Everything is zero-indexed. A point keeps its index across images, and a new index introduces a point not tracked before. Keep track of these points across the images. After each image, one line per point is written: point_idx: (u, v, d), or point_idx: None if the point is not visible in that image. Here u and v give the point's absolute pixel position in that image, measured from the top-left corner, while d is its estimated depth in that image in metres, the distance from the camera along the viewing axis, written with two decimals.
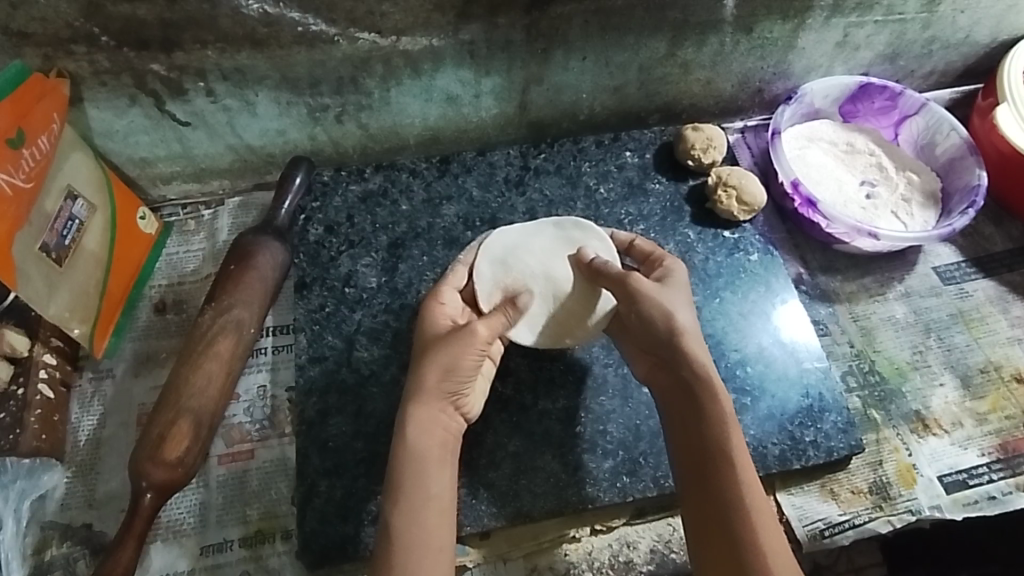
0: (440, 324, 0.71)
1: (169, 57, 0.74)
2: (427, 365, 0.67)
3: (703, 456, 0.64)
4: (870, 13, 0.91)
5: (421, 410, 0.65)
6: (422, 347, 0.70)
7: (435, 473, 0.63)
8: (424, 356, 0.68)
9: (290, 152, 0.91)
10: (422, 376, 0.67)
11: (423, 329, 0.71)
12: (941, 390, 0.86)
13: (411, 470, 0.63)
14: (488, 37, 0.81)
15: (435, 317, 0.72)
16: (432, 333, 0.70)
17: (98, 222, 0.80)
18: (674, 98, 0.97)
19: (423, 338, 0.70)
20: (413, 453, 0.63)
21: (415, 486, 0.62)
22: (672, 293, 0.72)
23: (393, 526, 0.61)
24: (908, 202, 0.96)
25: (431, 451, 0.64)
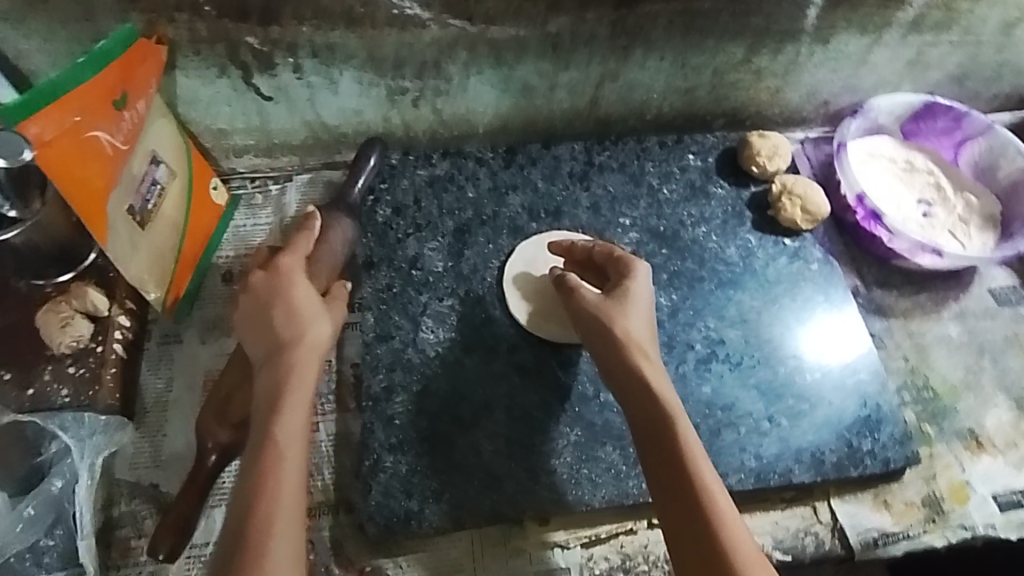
0: (306, 287, 0.69)
1: (265, 30, 0.75)
2: (299, 327, 0.66)
3: (665, 464, 0.63)
4: (946, 32, 0.92)
5: (292, 368, 0.64)
6: (282, 309, 0.67)
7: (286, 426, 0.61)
8: (290, 321, 0.66)
9: (363, 133, 0.92)
10: (290, 339, 0.65)
11: (276, 289, 0.68)
12: (995, 410, 0.87)
13: (285, 424, 0.61)
14: (574, 30, 0.82)
15: (297, 279, 0.69)
16: (289, 298, 0.67)
17: (175, 188, 0.82)
18: (741, 105, 0.98)
19: (281, 299, 0.67)
20: (284, 406, 0.62)
21: (283, 443, 0.60)
22: (634, 313, 0.72)
23: (263, 481, 0.58)
24: (966, 223, 0.97)
25: (299, 406, 0.62)
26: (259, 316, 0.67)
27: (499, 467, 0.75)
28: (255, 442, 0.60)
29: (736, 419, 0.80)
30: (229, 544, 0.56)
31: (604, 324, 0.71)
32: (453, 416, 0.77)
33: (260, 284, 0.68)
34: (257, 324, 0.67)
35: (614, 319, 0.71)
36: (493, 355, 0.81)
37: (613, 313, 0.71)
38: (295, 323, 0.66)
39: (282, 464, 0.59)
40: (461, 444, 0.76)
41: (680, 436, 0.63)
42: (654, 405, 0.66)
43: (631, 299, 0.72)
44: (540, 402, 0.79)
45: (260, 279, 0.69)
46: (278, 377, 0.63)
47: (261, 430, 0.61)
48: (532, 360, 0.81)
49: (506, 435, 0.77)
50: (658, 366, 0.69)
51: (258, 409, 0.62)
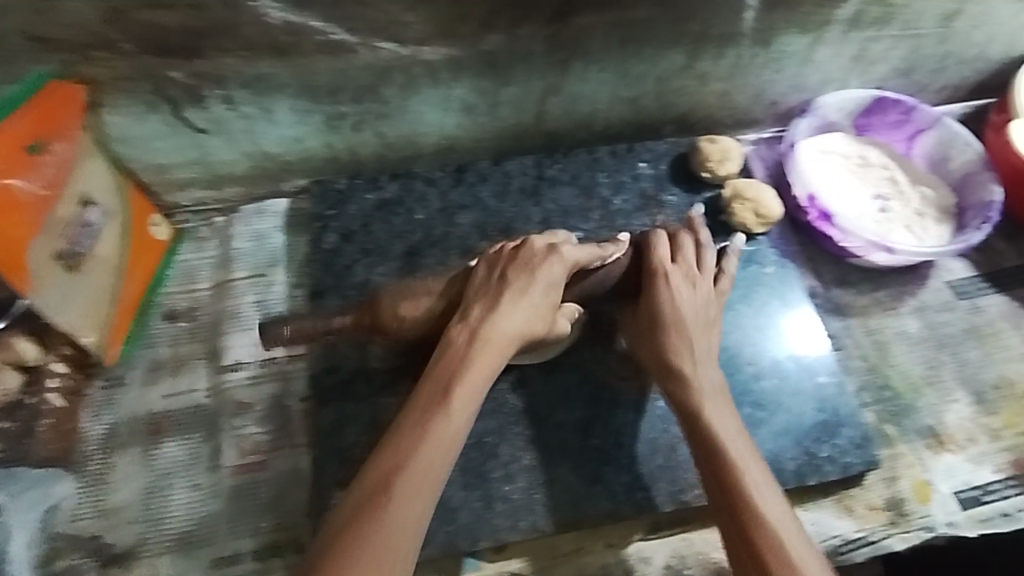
0: (549, 274, 0.73)
1: (190, 63, 0.74)
2: (533, 316, 0.72)
3: (717, 477, 0.67)
4: (887, 27, 0.91)
5: (497, 346, 0.70)
6: (519, 288, 0.72)
7: (457, 399, 0.67)
8: (527, 300, 0.72)
9: (306, 160, 0.91)
10: (518, 318, 0.71)
11: (542, 268, 0.74)
12: (955, 406, 0.86)
13: (456, 398, 0.67)
14: (509, 47, 0.80)
15: (567, 268, 0.75)
16: (544, 279, 0.73)
17: (111, 230, 0.82)
18: (690, 109, 0.97)
19: (524, 276, 0.73)
20: (464, 379, 0.68)
21: (454, 414, 0.66)
22: (699, 322, 0.76)
23: (415, 448, 0.64)
24: (922, 216, 0.97)
25: (473, 384, 0.68)
26: (495, 287, 0.73)
27: (452, 496, 0.74)
28: (425, 408, 0.66)
29: None
30: (366, 499, 0.61)
31: (659, 335, 0.75)
32: None
33: (532, 256, 0.74)
34: (489, 293, 0.73)
35: (666, 333, 0.75)
36: None
37: (669, 324, 0.75)
38: (530, 312, 0.72)
39: (443, 432, 0.65)
40: None
41: (732, 453, 0.68)
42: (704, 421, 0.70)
43: (690, 310, 0.76)
44: (494, 427, 0.78)
45: (538, 250, 0.75)
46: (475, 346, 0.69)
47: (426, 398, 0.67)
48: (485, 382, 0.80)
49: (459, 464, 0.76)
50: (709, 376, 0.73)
51: (441, 370, 0.68)
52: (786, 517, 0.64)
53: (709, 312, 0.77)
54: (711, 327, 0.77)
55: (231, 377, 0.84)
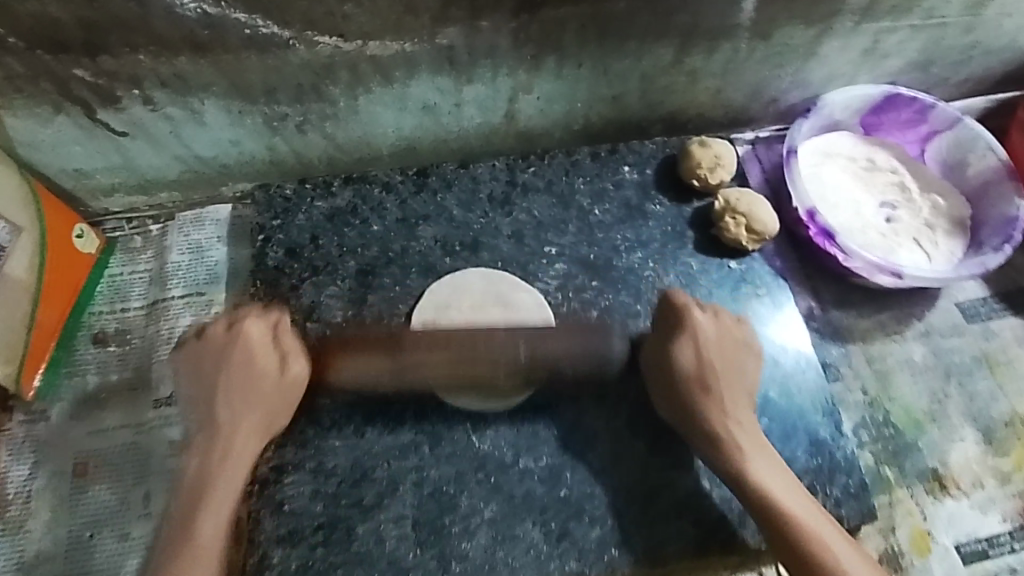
0: (259, 349, 0.68)
1: (94, 61, 0.63)
2: (263, 405, 0.67)
3: (783, 539, 0.62)
4: (906, 17, 0.80)
5: (231, 449, 0.65)
6: (225, 377, 0.66)
7: (209, 509, 0.63)
8: (257, 386, 0.67)
9: (247, 164, 0.80)
10: (246, 413, 0.66)
11: (260, 351, 0.67)
12: (961, 445, 0.79)
13: (203, 518, 0.62)
14: (469, 42, 0.70)
15: (263, 341, 0.68)
16: (266, 360, 0.67)
17: (25, 246, 0.71)
18: (680, 107, 0.86)
19: (229, 362, 0.67)
20: (212, 496, 0.63)
21: (204, 527, 0.62)
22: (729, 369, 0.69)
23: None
24: (932, 228, 0.88)
25: (222, 494, 0.64)
26: (205, 372, 0.67)
27: (405, 555, 0.67)
28: (175, 530, 0.62)
29: (675, 480, 0.72)
30: None
31: (690, 389, 0.68)
32: (354, 498, 0.69)
33: (212, 345, 0.67)
34: (204, 396, 0.67)
35: (692, 388, 0.68)
36: (399, 420, 0.72)
37: (699, 376, 0.68)
38: (256, 403, 0.66)
39: (199, 550, 0.61)
40: (362, 530, 0.68)
41: (795, 514, 0.63)
42: (751, 483, 0.65)
43: (717, 357, 0.69)
44: (453, 474, 0.70)
45: (220, 335, 0.68)
46: (211, 457, 0.65)
47: (177, 531, 0.62)
48: (443, 424, 0.72)
49: (414, 517, 0.68)
50: (747, 424, 0.68)
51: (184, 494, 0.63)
52: (861, 568, 0.61)
53: (737, 349, 0.70)
54: (741, 364, 0.70)
55: (164, 414, 0.74)
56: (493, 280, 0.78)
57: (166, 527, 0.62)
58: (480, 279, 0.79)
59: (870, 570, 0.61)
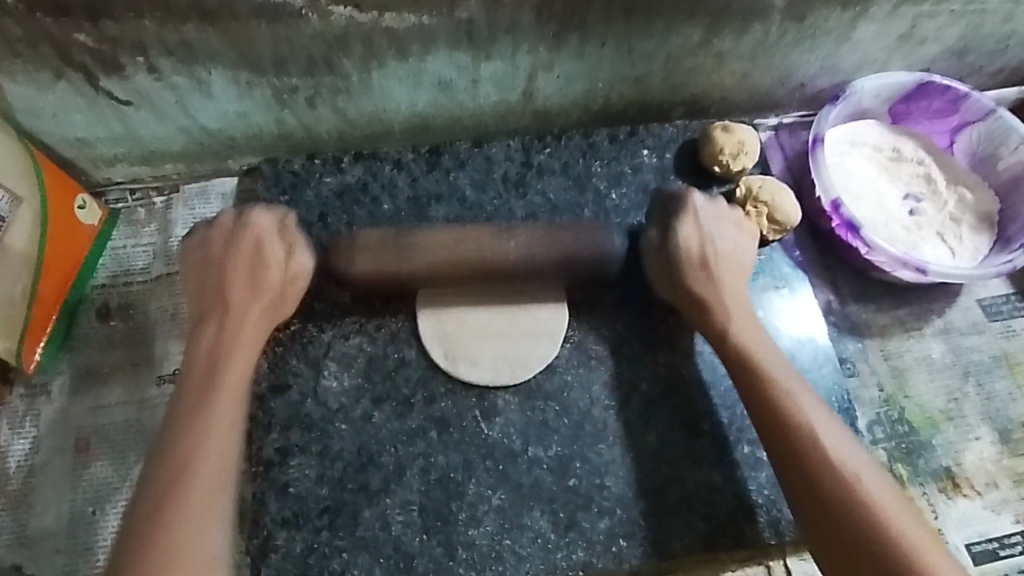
0: (267, 239, 0.68)
1: (97, 26, 0.61)
2: (270, 293, 0.67)
3: (771, 420, 0.63)
4: (946, 2, 0.76)
5: (243, 333, 0.65)
6: (234, 266, 0.66)
7: (224, 386, 0.62)
8: (265, 276, 0.67)
9: (255, 137, 0.78)
10: (255, 299, 0.66)
11: (265, 243, 0.68)
12: (977, 445, 0.78)
13: (220, 395, 0.61)
14: (490, 16, 0.67)
15: (269, 233, 0.68)
16: (272, 251, 0.68)
17: (26, 216, 0.69)
18: (703, 90, 0.83)
19: (237, 251, 0.67)
20: (225, 376, 0.62)
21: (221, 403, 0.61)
22: (731, 266, 0.71)
23: (192, 450, 0.58)
24: (957, 222, 0.85)
25: (233, 373, 0.63)
26: (211, 260, 0.67)
27: (410, 541, 0.66)
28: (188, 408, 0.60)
29: (685, 474, 0.70)
30: (139, 528, 0.54)
31: (692, 278, 0.70)
32: (360, 483, 0.68)
33: (223, 232, 0.68)
34: (213, 282, 0.66)
35: (692, 277, 0.70)
36: (407, 405, 0.71)
37: (700, 266, 0.70)
38: (261, 291, 0.66)
39: (215, 422, 0.60)
40: (368, 515, 0.67)
41: (788, 399, 0.64)
42: (744, 366, 0.66)
43: (719, 251, 0.71)
44: (461, 461, 0.69)
45: (229, 225, 0.68)
46: (225, 339, 0.64)
47: (189, 407, 0.60)
48: (451, 410, 0.71)
49: (420, 504, 0.68)
50: (747, 316, 0.69)
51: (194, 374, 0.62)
52: (850, 452, 0.61)
53: (740, 252, 0.72)
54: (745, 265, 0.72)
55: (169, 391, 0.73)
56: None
57: (174, 408, 0.60)
58: None
59: (869, 464, 0.60)
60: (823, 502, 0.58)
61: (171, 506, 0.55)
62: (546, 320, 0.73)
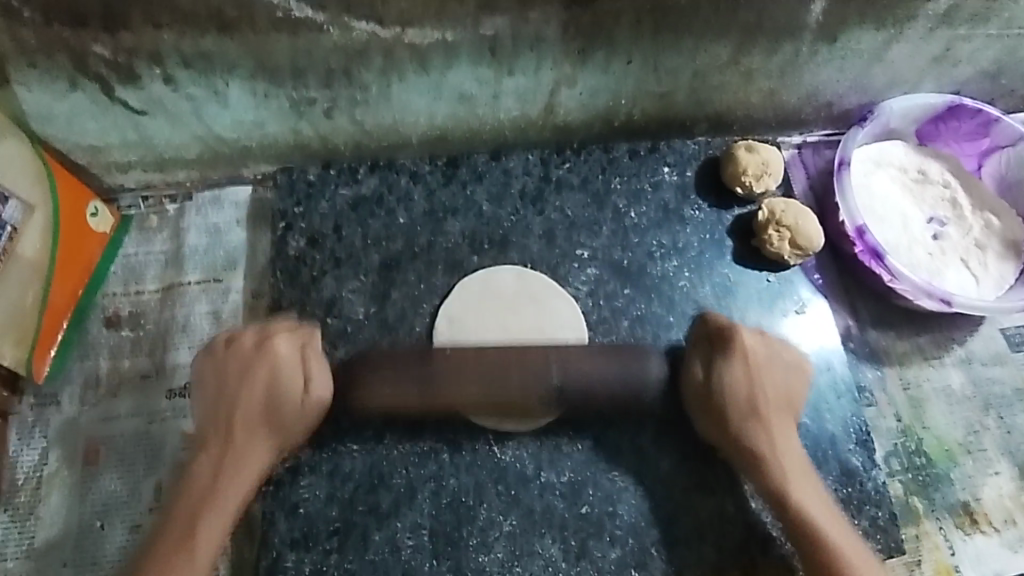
0: (290, 360, 0.65)
1: (114, 36, 0.59)
2: (286, 421, 0.64)
3: (810, 555, 0.60)
4: (983, 25, 0.74)
5: (246, 456, 0.63)
6: (250, 386, 0.64)
7: (212, 512, 0.60)
8: (282, 405, 0.64)
9: (270, 146, 0.77)
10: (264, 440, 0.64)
11: (285, 369, 0.64)
12: (995, 480, 0.77)
13: (205, 523, 0.60)
14: (515, 32, 0.65)
15: (294, 351, 0.66)
16: (291, 374, 0.65)
17: (38, 224, 0.68)
18: (728, 108, 0.81)
19: (256, 369, 0.64)
20: (216, 499, 0.61)
21: (201, 530, 0.59)
22: (772, 389, 0.66)
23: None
24: (983, 248, 0.83)
25: (225, 506, 0.61)
26: (229, 372, 0.65)
27: (420, 566, 0.66)
28: (175, 523, 0.59)
29: (698, 503, 0.70)
30: None
31: (728, 400, 0.65)
32: (370, 504, 0.68)
33: (241, 348, 0.65)
34: (226, 393, 0.64)
35: (729, 394, 0.65)
36: (419, 425, 0.70)
37: (742, 383, 0.65)
38: (273, 423, 0.64)
39: (186, 551, 0.58)
40: (377, 537, 0.66)
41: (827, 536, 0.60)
42: (785, 496, 0.63)
43: (761, 371, 0.66)
44: (472, 484, 0.69)
45: (250, 345, 0.65)
46: (227, 466, 0.62)
47: (172, 536, 0.59)
48: (464, 432, 0.70)
49: (430, 527, 0.67)
50: (786, 443, 0.65)
51: (187, 497, 0.61)
52: None
53: (789, 383, 0.67)
54: (792, 405, 0.67)
55: (178, 404, 0.73)
56: (529, 281, 0.75)
57: (167, 527, 0.60)
58: (513, 278, 0.75)
59: None
60: None
61: None
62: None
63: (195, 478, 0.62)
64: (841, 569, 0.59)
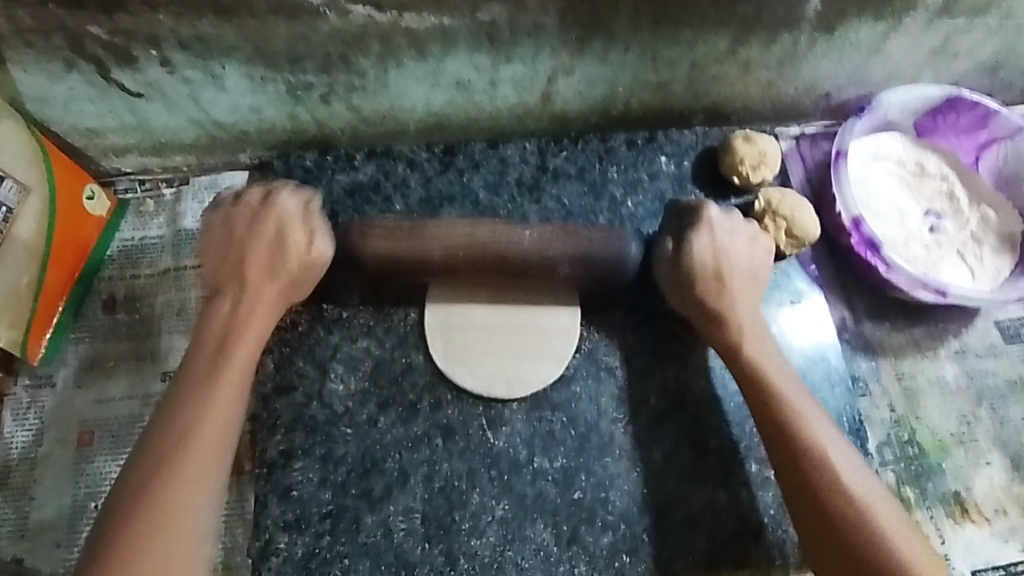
0: (291, 217, 0.66)
1: (111, 19, 0.59)
2: (288, 280, 0.65)
3: (776, 424, 0.63)
4: (983, 18, 0.74)
5: (258, 308, 0.64)
6: (253, 248, 0.65)
7: (225, 368, 0.61)
8: (282, 262, 0.65)
9: (267, 132, 0.76)
10: (267, 296, 0.65)
11: (288, 227, 0.66)
12: (987, 471, 0.77)
13: (223, 385, 0.60)
14: (513, 19, 0.65)
15: (292, 212, 0.67)
16: (294, 235, 0.66)
17: (35, 206, 0.68)
18: (726, 99, 0.81)
19: (260, 232, 0.65)
20: (235, 351, 0.62)
21: (222, 385, 0.60)
22: (749, 270, 0.69)
23: (189, 427, 0.57)
24: (979, 241, 0.83)
25: (242, 362, 0.62)
26: (229, 236, 0.66)
27: (412, 550, 0.66)
28: (193, 378, 0.60)
29: (690, 492, 0.70)
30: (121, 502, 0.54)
31: (706, 280, 0.67)
32: (363, 488, 0.68)
33: (243, 207, 0.66)
34: (232, 255, 0.65)
35: (706, 271, 0.67)
36: (413, 412, 0.70)
37: (723, 265, 0.68)
38: (275, 281, 0.65)
39: (212, 402, 0.59)
40: (370, 522, 0.67)
41: (795, 407, 0.63)
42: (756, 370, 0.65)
43: (738, 251, 0.69)
44: (465, 470, 0.69)
45: (254, 202, 0.66)
46: (237, 320, 0.63)
47: (197, 375, 0.60)
48: (458, 419, 0.70)
49: (423, 512, 0.67)
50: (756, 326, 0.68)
51: (206, 346, 0.62)
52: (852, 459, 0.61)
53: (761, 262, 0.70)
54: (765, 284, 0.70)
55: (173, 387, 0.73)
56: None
57: (180, 384, 0.60)
58: None
59: (870, 480, 0.60)
60: (817, 513, 0.59)
61: (153, 479, 0.55)
62: (553, 338, 0.72)
63: (209, 333, 0.63)
64: (804, 434, 0.61)
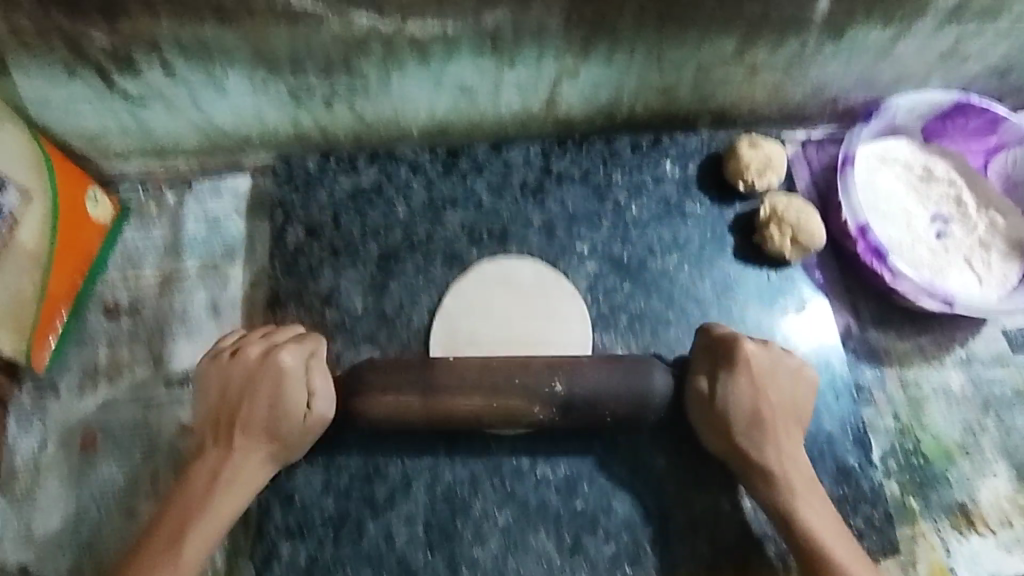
0: (293, 354, 0.65)
1: (111, 23, 0.59)
2: (289, 434, 0.63)
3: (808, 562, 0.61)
4: (993, 21, 0.73)
5: (249, 457, 0.63)
6: (258, 391, 0.63)
7: (207, 511, 0.60)
8: (281, 419, 0.63)
9: (269, 135, 0.76)
10: (258, 458, 0.63)
11: (289, 379, 0.64)
12: (993, 480, 0.76)
13: (199, 522, 0.60)
14: (517, 21, 0.64)
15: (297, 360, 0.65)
16: (294, 386, 0.64)
17: (36, 213, 0.67)
18: (732, 102, 0.81)
19: (261, 373, 0.64)
20: (220, 491, 0.61)
21: (196, 530, 0.60)
22: (781, 403, 0.65)
23: (154, 557, 0.58)
24: (987, 248, 0.82)
25: (225, 502, 0.61)
26: (235, 375, 0.64)
27: (414, 557, 0.66)
28: (172, 512, 0.60)
29: (693, 500, 0.70)
30: None
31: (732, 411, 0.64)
32: (365, 495, 0.68)
33: (246, 345, 0.65)
34: (232, 390, 0.64)
35: (733, 400, 0.64)
36: None
37: (753, 397, 0.65)
38: (274, 432, 0.63)
39: (182, 534, 0.59)
40: (372, 529, 0.67)
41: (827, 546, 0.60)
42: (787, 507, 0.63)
43: (769, 384, 0.65)
44: (467, 477, 0.69)
45: (256, 352, 0.65)
46: (231, 461, 0.62)
47: (169, 526, 0.59)
48: None
49: (425, 519, 0.67)
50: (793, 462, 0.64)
51: (187, 490, 0.61)
52: None
53: (797, 392, 0.67)
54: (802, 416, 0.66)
55: (176, 393, 0.73)
56: (545, 279, 0.75)
57: (163, 510, 0.61)
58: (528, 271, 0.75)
59: None
60: None
61: None
62: None
63: (198, 476, 0.62)
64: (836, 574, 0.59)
